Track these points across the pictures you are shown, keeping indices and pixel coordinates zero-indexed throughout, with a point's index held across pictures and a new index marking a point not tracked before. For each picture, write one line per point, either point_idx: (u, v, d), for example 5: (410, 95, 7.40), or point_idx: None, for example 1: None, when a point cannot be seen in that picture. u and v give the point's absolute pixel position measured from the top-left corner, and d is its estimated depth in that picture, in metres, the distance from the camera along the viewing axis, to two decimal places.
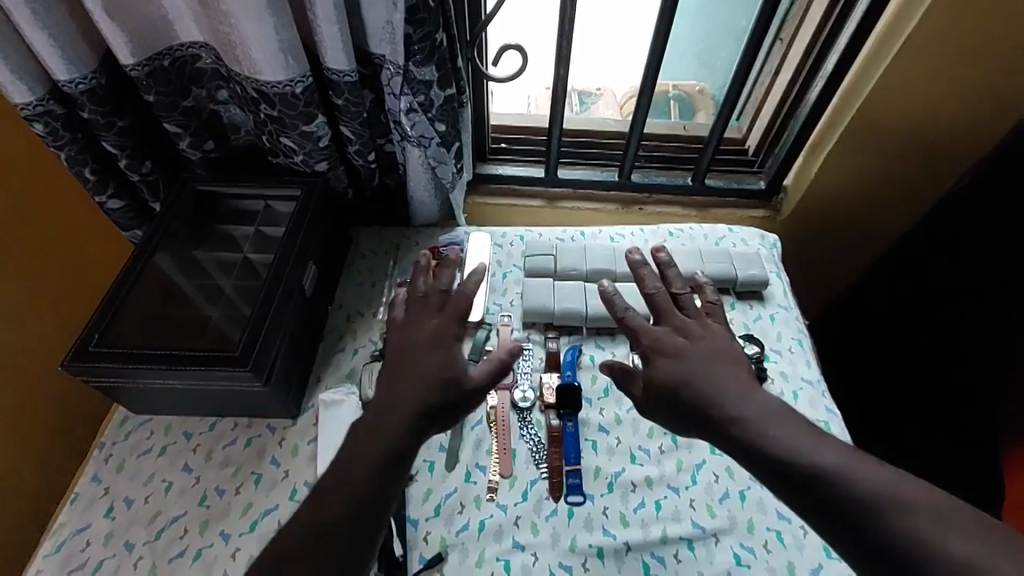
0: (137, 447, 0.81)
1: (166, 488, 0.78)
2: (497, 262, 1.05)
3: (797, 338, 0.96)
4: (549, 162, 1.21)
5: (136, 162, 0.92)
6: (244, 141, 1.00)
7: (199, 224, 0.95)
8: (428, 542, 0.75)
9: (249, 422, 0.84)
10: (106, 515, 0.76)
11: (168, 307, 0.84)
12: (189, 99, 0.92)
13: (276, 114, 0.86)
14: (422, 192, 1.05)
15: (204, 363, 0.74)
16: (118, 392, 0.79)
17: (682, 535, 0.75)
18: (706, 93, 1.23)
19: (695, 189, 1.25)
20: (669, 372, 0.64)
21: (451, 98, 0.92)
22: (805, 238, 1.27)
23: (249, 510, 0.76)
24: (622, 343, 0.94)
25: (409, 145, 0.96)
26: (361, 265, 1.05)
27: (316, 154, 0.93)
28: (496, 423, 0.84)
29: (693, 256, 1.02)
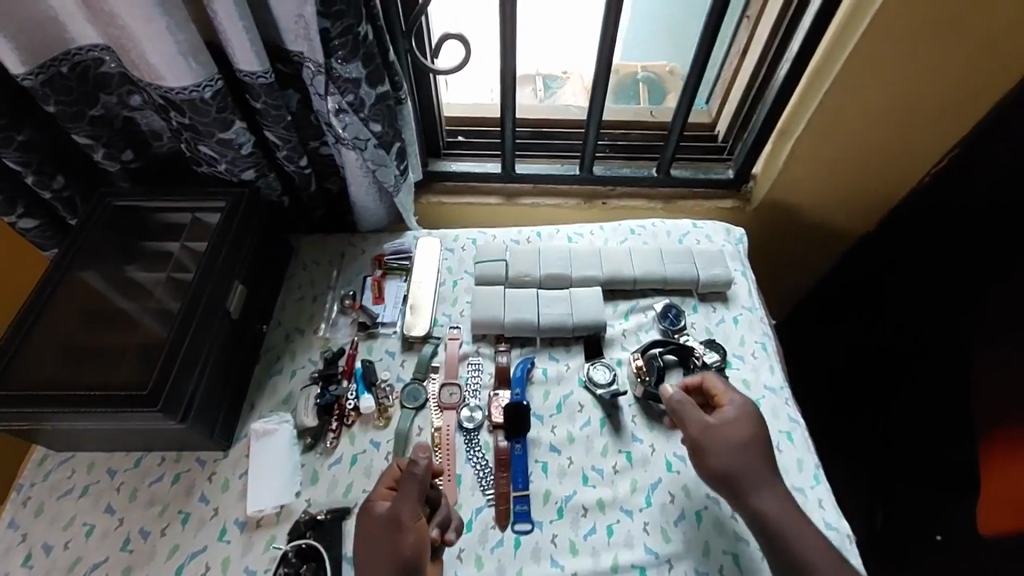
0: (57, 487, 0.77)
1: (87, 531, 0.73)
2: (447, 269, 0.99)
3: (761, 341, 0.91)
4: (505, 157, 1.13)
5: (45, 177, 0.85)
6: (168, 148, 0.93)
7: (120, 243, 0.88)
8: None
9: (177, 456, 0.79)
10: (23, 564, 0.72)
11: (84, 338, 0.79)
12: (97, 108, 0.84)
13: (188, 122, 0.79)
14: (364, 196, 0.98)
15: (116, 403, 0.68)
16: (30, 433, 0.73)
17: (634, 563, 0.71)
18: (677, 74, 1.15)
19: (661, 180, 1.18)
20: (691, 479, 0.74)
21: (385, 96, 0.85)
22: (778, 228, 1.20)
23: (175, 553, 0.72)
24: (577, 353, 0.89)
25: (344, 147, 0.89)
26: (302, 277, 0.99)
27: (241, 162, 0.86)
28: (440, 447, 0.80)
29: (654, 257, 0.96)
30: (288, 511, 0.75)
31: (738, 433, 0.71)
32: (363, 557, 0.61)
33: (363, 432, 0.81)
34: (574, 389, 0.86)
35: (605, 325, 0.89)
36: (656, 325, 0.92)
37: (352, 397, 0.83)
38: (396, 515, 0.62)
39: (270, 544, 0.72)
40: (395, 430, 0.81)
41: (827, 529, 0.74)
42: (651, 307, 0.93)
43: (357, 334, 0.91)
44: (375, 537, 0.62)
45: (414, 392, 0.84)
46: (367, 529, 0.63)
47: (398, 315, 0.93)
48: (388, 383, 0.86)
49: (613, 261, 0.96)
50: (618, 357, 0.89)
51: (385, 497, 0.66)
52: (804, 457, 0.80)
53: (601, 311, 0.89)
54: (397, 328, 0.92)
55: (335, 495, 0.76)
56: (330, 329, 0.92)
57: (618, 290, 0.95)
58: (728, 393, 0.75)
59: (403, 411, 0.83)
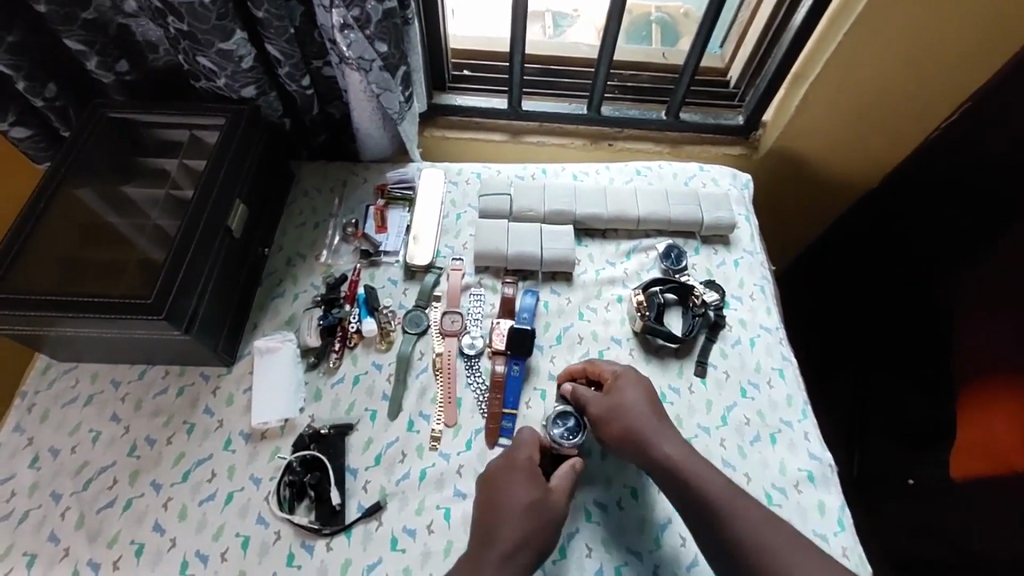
0: (62, 395, 0.78)
1: (93, 437, 0.75)
2: (451, 202, 0.98)
3: (759, 285, 0.92)
4: (512, 93, 1.10)
5: (37, 85, 0.82)
6: (165, 61, 0.89)
7: (117, 157, 0.86)
8: (368, 491, 0.73)
9: (181, 371, 0.80)
10: (31, 465, 0.73)
11: (84, 251, 0.78)
12: (90, 11, 0.79)
13: (186, 29, 0.75)
14: (368, 122, 0.96)
15: (118, 311, 0.68)
16: (35, 341, 0.74)
17: (625, 484, 0.75)
18: (692, 16, 1.12)
19: (669, 124, 1.16)
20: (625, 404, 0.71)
21: (392, 13, 0.81)
22: (779, 179, 1.19)
23: (181, 460, 0.74)
24: (578, 289, 0.90)
25: (349, 68, 0.86)
26: (303, 203, 0.98)
27: (241, 77, 0.84)
28: (441, 370, 0.81)
29: (659, 198, 0.96)
30: (292, 425, 0.77)
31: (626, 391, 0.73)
32: (487, 527, 0.62)
33: (365, 354, 0.83)
34: (574, 322, 0.87)
35: (573, 263, 0.89)
36: (658, 265, 0.92)
37: (354, 319, 0.84)
38: (550, 501, 0.64)
39: (274, 454, 0.75)
40: (396, 354, 0.83)
41: (811, 459, 0.78)
42: (653, 248, 0.94)
43: (360, 261, 0.91)
44: (506, 513, 0.62)
45: (416, 318, 0.85)
46: (508, 489, 0.64)
47: (401, 244, 0.92)
48: (390, 309, 0.86)
49: (618, 199, 0.95)
50: (619, 295, 0.89)
51: (527, 473, 0.66)
52: (793, 393, 0.82)
53: (572, 253, 0.89)
54: (399, 258, 0.92)
55: (338, 411, 0.78)
56: (332, 256, 0.92)
57: (620, 230, 0.96)
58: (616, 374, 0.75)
59: (405, 336, 0.84)
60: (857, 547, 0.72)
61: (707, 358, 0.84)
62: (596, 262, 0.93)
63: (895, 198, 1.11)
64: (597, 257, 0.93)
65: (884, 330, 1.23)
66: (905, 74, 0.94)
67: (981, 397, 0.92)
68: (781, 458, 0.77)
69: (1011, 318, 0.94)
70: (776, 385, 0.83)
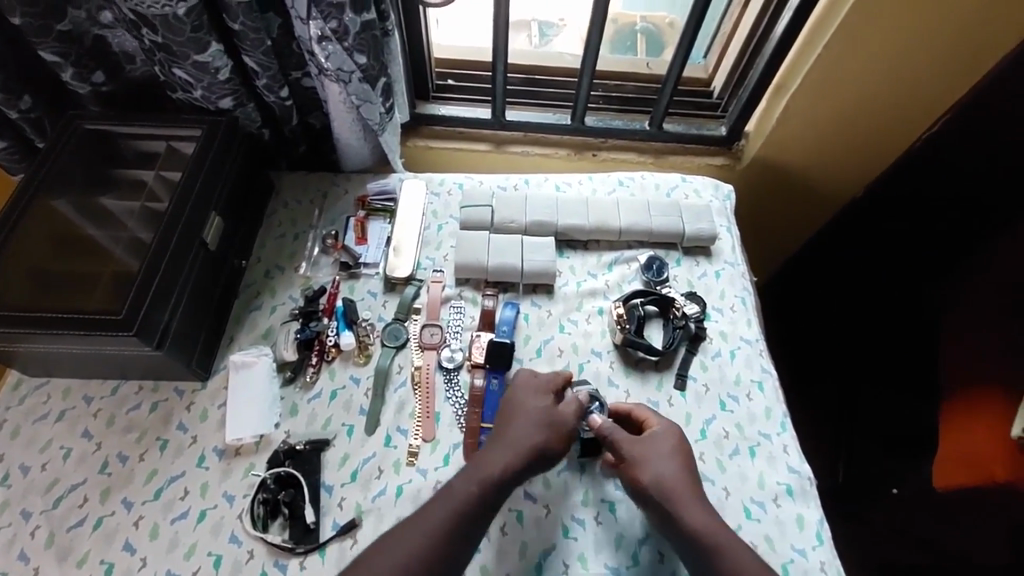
0: (33, 412, 0.77)
1: (65, 454, 0.74)
2: (432, 213, 0.98)
3: (740, 297, 0.92)
4: (495, 103, 1.10)
5: (12, 97, 0.81)
6: (143, 72, 0.89)
7: (93, 169, 0.85)
8: (343, 508, 0.72)
9: (155, 386, 0.79)
10: (0, 483, 0.72)
11: (55, 265, 0.76)
12: (65, 23, 0.78)
13: (161, 41, 0.75)
14: (348, 132, 0.96)
15: (89, 326, 0.68)
16: (5, 357, 0.73)
17: (603, 498, 0.74)
18: (677, 27, 1.11)
19: (652, 134, 1.16)
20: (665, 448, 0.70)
21: (370, 25, 0.82)
22: (763, 191, 1.20)
23: (153, 478, 0.72)
24: (559, 301, 0.90)
25: (328, 79, 0.86)
26: (283, 215, 0.97)
27: (218, 89, 0.83)
28: (420, 384, 0.81)
29: (640, 209, 0.96)
30: (267, 441, 0.76)
31: (660, 437, 0.71)
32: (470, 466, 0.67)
33: (343, 368, 0.82)
34: (555, 334, 0.86)
35: (554, 275, 0.89)
36: (639, 277, 0.92)
37: (332, 333, 0.83)
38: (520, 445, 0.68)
39: (248, 471, 0.73)
40: (375, 368, 0.82)
41: (790, 472, 0.77)
42: (634, 259, 0.94)
43: (339, 273, 0.90)
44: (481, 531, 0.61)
45: (395, 332, 0.84)
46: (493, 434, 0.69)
47: (381, 256, 0.92)
48: (369, 322, 0.85)
49: (600, 211, 0.95)
50: (600, 307, 0.89)
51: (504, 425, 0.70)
52: (772, 406, 0.82)
53: (553, 264, 0.89)
54: (379, 270, 0.91)
55: (315, 427, 0.77)
56: (311, 268, 0.91)
57: (602, 241, 0.95)
58: (656, 417, 0.74)
59: (383, 350, 0.83)
60: (835, 562, 0.72)
61: (687, 370, 0.84)
62: (578, 274, 0.92)
63: (877, 209, 1.12)
64: (579, 269, 0.93)
65: (868, 339, 1.23)
66: (885, 86, 0.94)
67: (963, 408, 0.92)
68: (760, 471, 0.77)
69: (992, 330, 0.94)
70: (755, 398, 0.83)
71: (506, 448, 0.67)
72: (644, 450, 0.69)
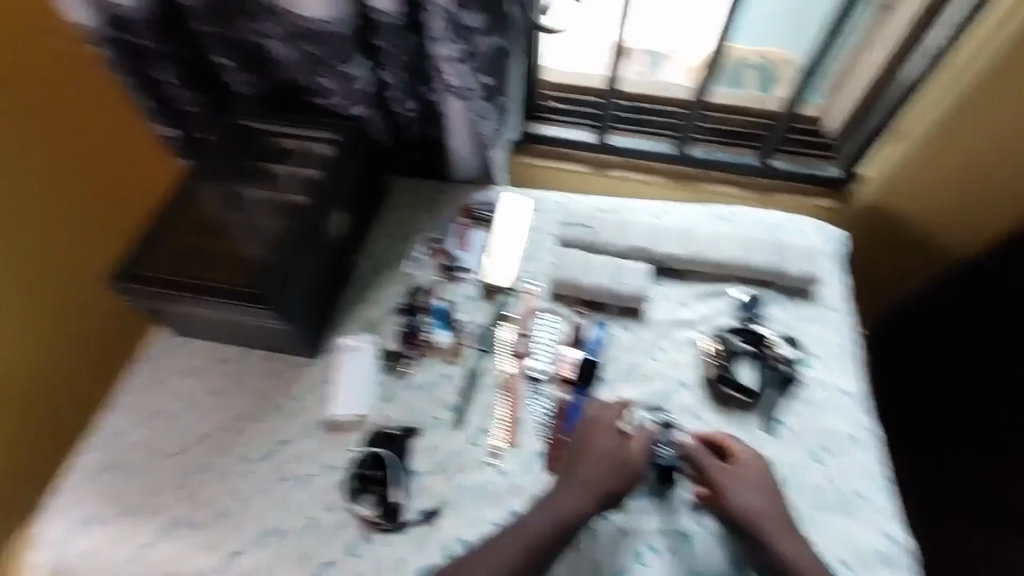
0: (173, 366, 0.87)
1: (196, 407, 0.84)
2: (531, 228, 1.02)
3: (841, 346, 0.88)
4: (604, 125, 1.15)
5: (184, 92, 0.92)
6: (285, 77, 0.93)
7: (236, 160, 0.93)
8: (428, 494, 0.77)
9: (274, 357, 0.88)
10: (143, 424, 0.82)
11: (207, 241, 0.87)
12: (239, 31, 0.89)
13: (318, 53, 0.85)
14: (461, 146, 1.01)
15: (239, 299, 0.78)
16: (162, 314, 0.84)
17: (679, 529, 0.74)
18: (791, 62, 1.12)
19: (759, 170, 1.15)
20: (755, 483, 0.72)
21: (499, 48, 0.87)
22: (871, 237, 1.14)
23: (267, 439, 0.81)
24: (649, 326, 0.91)
25: (450, 96, 0.92)
26: (394, 216, 1.04)
27: (355, 97, 0.93)
28: (508, 389, 0.84)
29: (742, 245, 0.94)
30: (365, 422, 0.82)
31: (749, 471, 0.73)
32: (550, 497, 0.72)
33: (437, 364, 0.87)
34: (642, 359, 0.87)
35: (645, 300, 0.91)
36: (733, 313, 0.91)
37: (429, 330, 0.88)
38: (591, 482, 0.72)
39: (347, 446, 0.80)
40: (467, 368, 0.86)
41: (883, 537, 0.74)
42: (730, 294, 0.93)
43: (440, 275, 0.96)
44: None
45: (486, 336, 0.89)
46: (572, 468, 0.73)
47: (478, 263, 0.96)
48: (464, 324, 0.90)
49: (699, 242, 0.95)
50: (689, 337, 0.89)
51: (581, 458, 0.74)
52: (869, 465, 0.79)
53: (646, 287, 0.91)
54: (475, 276, 0.96)
55: (408, 415, 0.83)
56: (414, 267, 0.97)
57: (698, 272, 0.95)
58: (739, 443, 0.76)
59: (476, 351, 0.88)
60: None
61: (778, 414, 0.82)
62: (670, 302, 0.93)
63: None
64: (671, 297, 0.93)
65: None
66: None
67: None
68: (850, 529, 0.74)
69: None
70: (850, 452, 0.79)
71: (581, 488, 0.71)
72: (732, 483, 0.72)
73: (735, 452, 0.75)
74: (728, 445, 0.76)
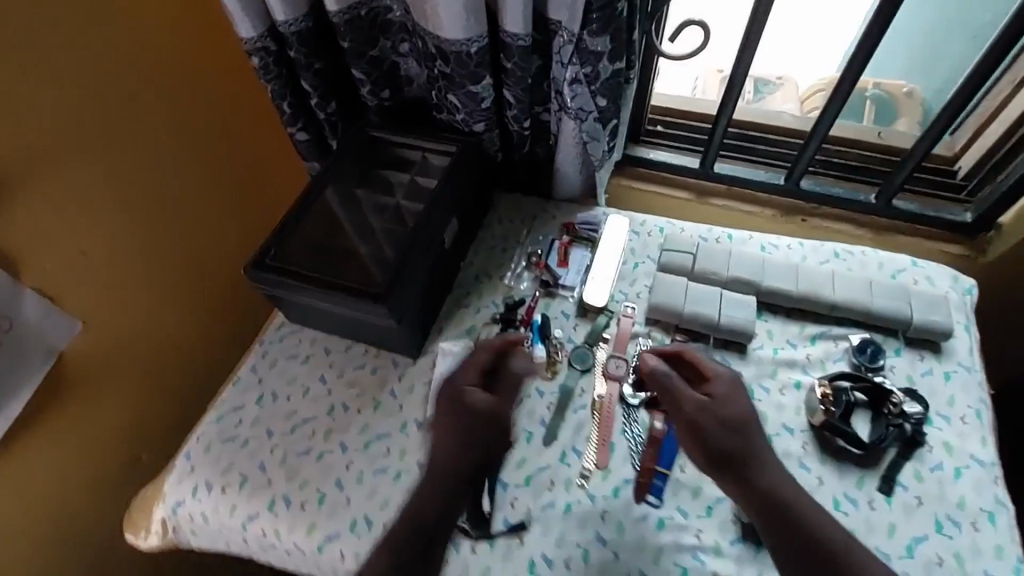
0: (287, 350, 0.94)
1: (303, 391, 0.89)
2: (631, 250, 1.01)
3: (974, 408, 0.80)
4: (708, 153, 1.12)
5: (324, 102, 1.00)
6: (416, 93, 1.06)
7: (364, 166, 1.02)
8: (515, 508, 0.77)
9: (377, 353, 0.92)
10: (257, 402, 0.88)
11: (330, 237, 0.93)
12: (376, 49, 0.97)
13: (448, 71, 0.89)
14: (568, 165, 1.03)
15: (355, 297, 0.82)
16: (279, 302, 0.91)
17: None
18: (914, 97, 1.11)
19: (877, 209, 1.08)
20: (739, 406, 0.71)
21: (619, 73, 0.88)
22: (1007, 291, 1.04)
23: (364, 431, 0.84)
24: (750, 363, 0.87)
25: (566, 116, 0.95)
26: (497, 229, 1.07)
27: (477, 115, 0.96)
28: (600, 412, 0.83)
29: (860, 286, 0.89)
30: None
31: (724, 388, 0.73)
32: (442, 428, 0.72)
33: (530, 379, 0.87)
34: None
35: (751, 335, 0.87)
36: (848, 358, 0.86)
37: (526, 343, 0.90)
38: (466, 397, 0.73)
39: None
40: (560, 385, 0.87)
41: None
42: (844, 338, 0.87)
43: (539, 290, 0.98)
44: None
45: (582, 354, 0.89)
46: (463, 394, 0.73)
47: (578, 281, 0.97)
48: (560, 341, 0.91)
49: (811, 279, 0.90)
50: (797, 380, 0.84)
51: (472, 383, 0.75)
52: (1005, 547, 0.70)
53: (752, 322, 0.87)
54: (574, 294, 0.97)
55: None
56: (514, 280, 0.99)
57: (807, 312, 0.90)
58: (714, 366, 0.75)
59: (570, 370, 0.88)
60: None
61: (897, 475, 0.75)
62: (775, 340, 0.89)
63: None
64: (777, 334, 0.89)
65: None
66: None
67: None
68: None
69: None
70: (982, 530, 0.72)
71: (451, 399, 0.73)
72: (732, 401, 0.71)
73: (707, 371, 0.75)
74: (704, 368, 0.75)
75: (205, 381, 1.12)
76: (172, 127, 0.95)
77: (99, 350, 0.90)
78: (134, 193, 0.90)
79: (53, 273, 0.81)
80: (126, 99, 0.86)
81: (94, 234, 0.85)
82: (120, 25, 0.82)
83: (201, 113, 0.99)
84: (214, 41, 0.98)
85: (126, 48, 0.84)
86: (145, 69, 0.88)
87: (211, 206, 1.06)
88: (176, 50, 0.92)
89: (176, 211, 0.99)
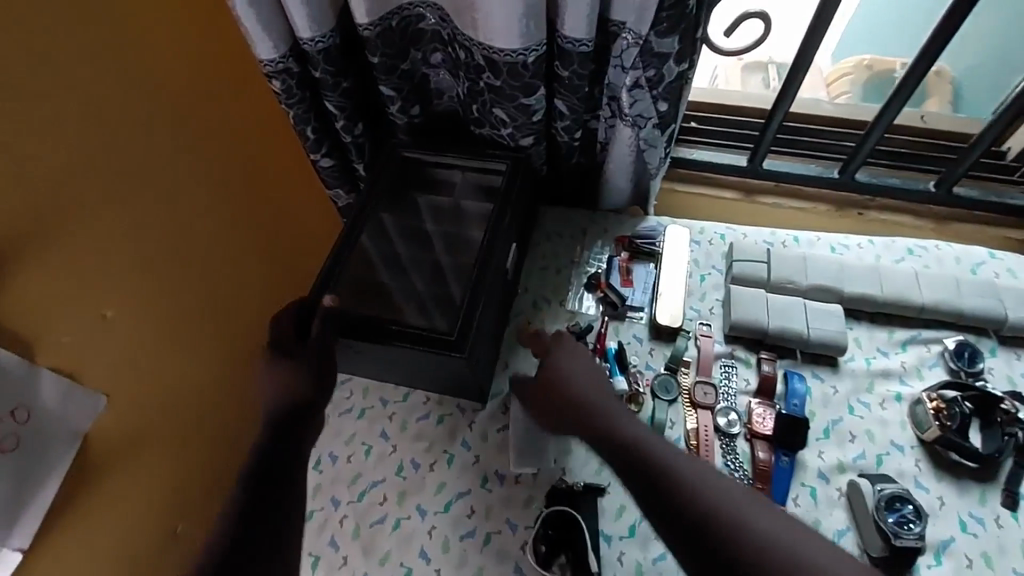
0: (339, 405, 0.85)
1: (365, 451, 0.81)
2: (694, 262, 0.94)
3: None
4: (758, 150, 1.06)
5: (351, 123, 0.91)
6: (446, 106, 0.97)
7: (399, 191, 0.90)
8: (623, 564, 0.71)
9: (440, 400, 0.84)
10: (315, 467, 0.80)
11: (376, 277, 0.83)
12: (407, 62, 0.88)
13: (498, 84, 0.81)
14: (620, 175, 0.95)
15: (425, 346, 0.74)
16: None
17: None
18: (944, 75, 1.06)
19: (937, 197, 1.05)
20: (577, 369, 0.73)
21: (683, 75, 0.80)
22: None
23: (442, 491, 0.77)
24: (845, 377, 0.82)
25: (621, 123, 0.87)
26: (546, 247, 0.99)
27: (526, 129, 0.87)
28: (698, 447, 0.78)
29: (947, 285, 0.84)
30: (545, 476, 0.77)
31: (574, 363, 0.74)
32: None
33: None
34: (845, 416, 0.79)
35: (844, 347, 0.82)
36: (945, 363, 0.81)
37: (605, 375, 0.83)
38: None
39: (530, 502, 0.76)
40: (647, 419, 0.81)
41: None
42: (937, 342, 0.83)
43: (606, 313, 0.91)
44: None
45: (666, 383, 0.83)
46: None
47: (646, 301, 0.91)
48: (638, 370, 0.85)
49: (896, 283, 0.85)
50: (898, 392, 0.80)
51: None
52: None
53: (843, 332, 0.82)
54: (643, 313, 0.91)
55: (590, 470, 0.77)
56: (576, 304, 0.93)
57: (893, 316, 0.86)
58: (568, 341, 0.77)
59: (656, 402, 0.81)
60: None
61: (1020, 488, 0.73)
62: (865, 349, 0.84)
63: None
64: (866, 343, 0.84)
65: None
66: None
67: None
68: None
69: None
70: None
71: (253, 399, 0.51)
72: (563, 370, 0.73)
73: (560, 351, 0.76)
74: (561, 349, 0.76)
75: (244, 454, 0.99)
76: (194, 167, 0.81)
77: (131, 431, 0.78)
78: (161, 249, 0.78)
79: (75, 350, 0.68)
80: (153, 143, 0.75)
81: (117, 299, 0.73)
82: (146, 61, 0.71)
83: (226, 150, 0.86)
84: (243, 73, 0.87)
85: (153, 85, 0.73)
86: (165, 104, 0.75)
87: (240, 255, 0.93)
88: (204, 87, 0.80)
89: (200, 261, 0.85)
